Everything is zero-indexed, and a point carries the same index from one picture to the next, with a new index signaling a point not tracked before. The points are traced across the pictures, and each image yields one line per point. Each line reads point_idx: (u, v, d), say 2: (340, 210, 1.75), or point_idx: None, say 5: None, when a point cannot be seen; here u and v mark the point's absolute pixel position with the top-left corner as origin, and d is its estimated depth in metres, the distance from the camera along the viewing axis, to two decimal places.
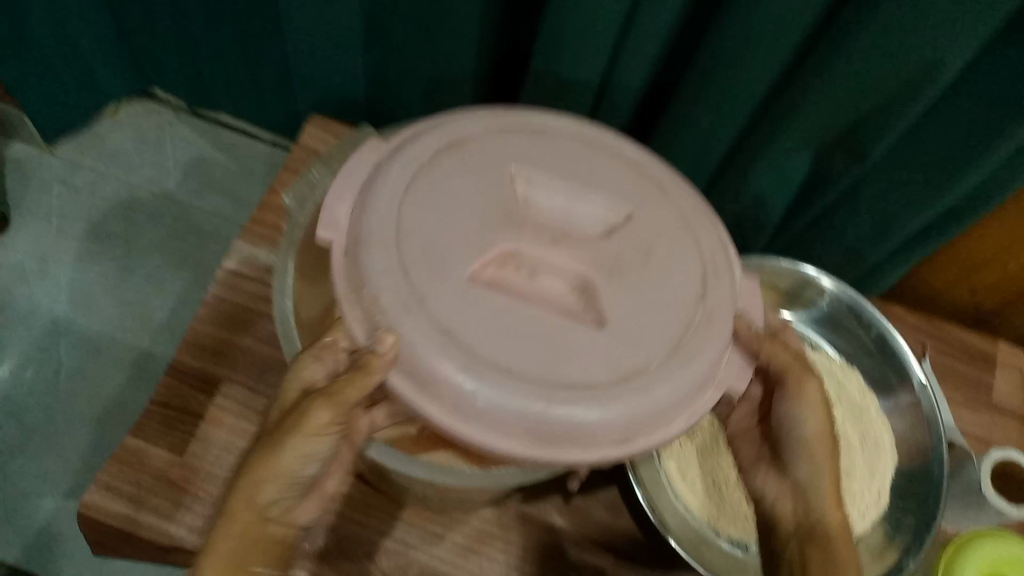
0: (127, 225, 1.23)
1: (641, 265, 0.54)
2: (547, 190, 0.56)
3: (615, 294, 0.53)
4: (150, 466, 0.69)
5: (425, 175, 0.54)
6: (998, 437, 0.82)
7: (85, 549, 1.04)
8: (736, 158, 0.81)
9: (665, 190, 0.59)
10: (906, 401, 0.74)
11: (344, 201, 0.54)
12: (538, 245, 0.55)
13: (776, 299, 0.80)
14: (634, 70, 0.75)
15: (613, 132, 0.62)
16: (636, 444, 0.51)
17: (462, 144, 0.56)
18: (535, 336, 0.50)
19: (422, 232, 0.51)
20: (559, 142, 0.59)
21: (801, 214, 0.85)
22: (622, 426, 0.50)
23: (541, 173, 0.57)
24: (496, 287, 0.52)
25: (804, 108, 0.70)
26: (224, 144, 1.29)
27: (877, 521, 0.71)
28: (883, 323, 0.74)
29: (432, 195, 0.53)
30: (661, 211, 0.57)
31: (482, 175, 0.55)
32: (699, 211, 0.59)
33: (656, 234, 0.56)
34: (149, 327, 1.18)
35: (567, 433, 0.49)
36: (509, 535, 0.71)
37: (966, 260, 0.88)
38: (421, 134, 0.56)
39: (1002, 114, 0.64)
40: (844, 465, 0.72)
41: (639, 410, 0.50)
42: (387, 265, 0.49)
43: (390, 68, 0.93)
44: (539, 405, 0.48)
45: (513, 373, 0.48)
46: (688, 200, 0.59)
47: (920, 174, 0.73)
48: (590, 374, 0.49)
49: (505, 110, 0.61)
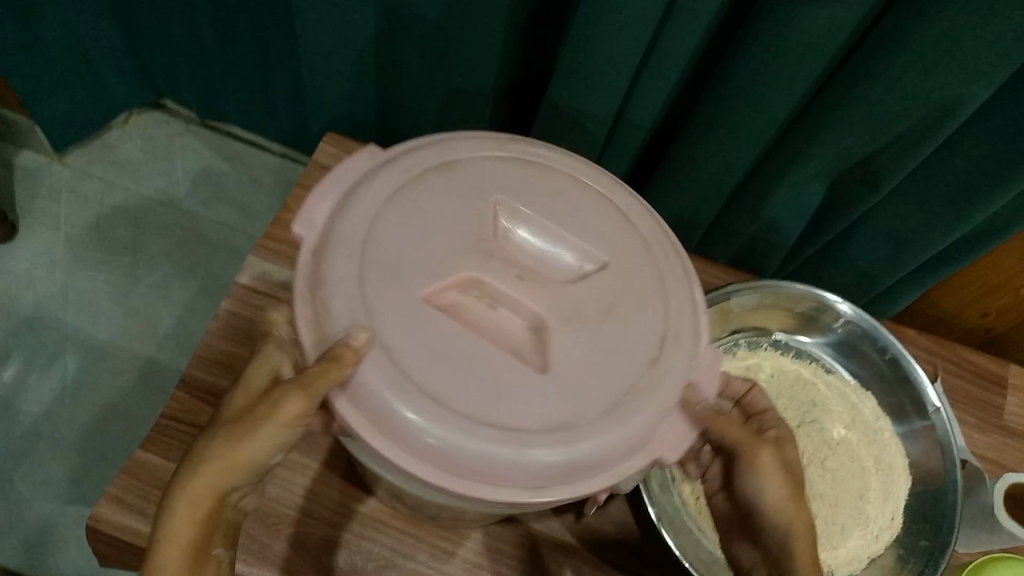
0: (135, 234, 1.22)
1: (602, 314, 0.53)
2: (519, 225, 0.56)
3: (567, 335, 0.52)
4: (161, 480, 0.67)
5: (407, 188, 0.54)
6: (1010, 460, 0.84)
7: (86, 560, 1.01)
8: (752, 183, 0.82)
9: (648, 238, 0.58)
10: (921, 426, 0.76)
11: (326, 202, 0.55)
12: (497, 277, 0.53)
13: (792, 322, 0.82)
14: (656, 98, 0.76)
15: (615, 177, 0.61)
16: (552, 493, 0.49)
17: (454, 165, 0.57)
18: (477, 374, 0.49)
19: (389, 247, 0.52)
20: (552, 176, 0.59)
21: (815, 239, 0.87)
22: (535, 472, 0.48)
23: (517, 204, 0.57)
24: (450, 313, 0.51)
25: (823, 137, 0.71)
26: (233, 155, 1.30)
27: (889, 545, 0.73)
28: (897, 347, 0.75)
29: (410, 210, 0.54)
30: (639, 264, 0.56)
31: (456, 195, 0.55)
32: (679, 269, 0.57)
33: (622, 275, 0.55)
34: (156, 335, 1.16)
35: (483, 472, 0.48)
36: (525, 555, 0.70)
37: (978, 285, 0.90)
38: (421, 147, 0.58)
39: (1012, 160, 0.65)
40: (858, 488, 0.75)
41: (558, 461, 0.48)
42: (349, 274, 0.50)
43: (398, 96, 0.92)
44: (456, 437, 0.47)
45: (438, 403, 0.47)
46: (670, 259, 0.57)
47: (933, 205, 0.74)
48: (517, 419, 0.48)
49: (512, 137, 0.61)
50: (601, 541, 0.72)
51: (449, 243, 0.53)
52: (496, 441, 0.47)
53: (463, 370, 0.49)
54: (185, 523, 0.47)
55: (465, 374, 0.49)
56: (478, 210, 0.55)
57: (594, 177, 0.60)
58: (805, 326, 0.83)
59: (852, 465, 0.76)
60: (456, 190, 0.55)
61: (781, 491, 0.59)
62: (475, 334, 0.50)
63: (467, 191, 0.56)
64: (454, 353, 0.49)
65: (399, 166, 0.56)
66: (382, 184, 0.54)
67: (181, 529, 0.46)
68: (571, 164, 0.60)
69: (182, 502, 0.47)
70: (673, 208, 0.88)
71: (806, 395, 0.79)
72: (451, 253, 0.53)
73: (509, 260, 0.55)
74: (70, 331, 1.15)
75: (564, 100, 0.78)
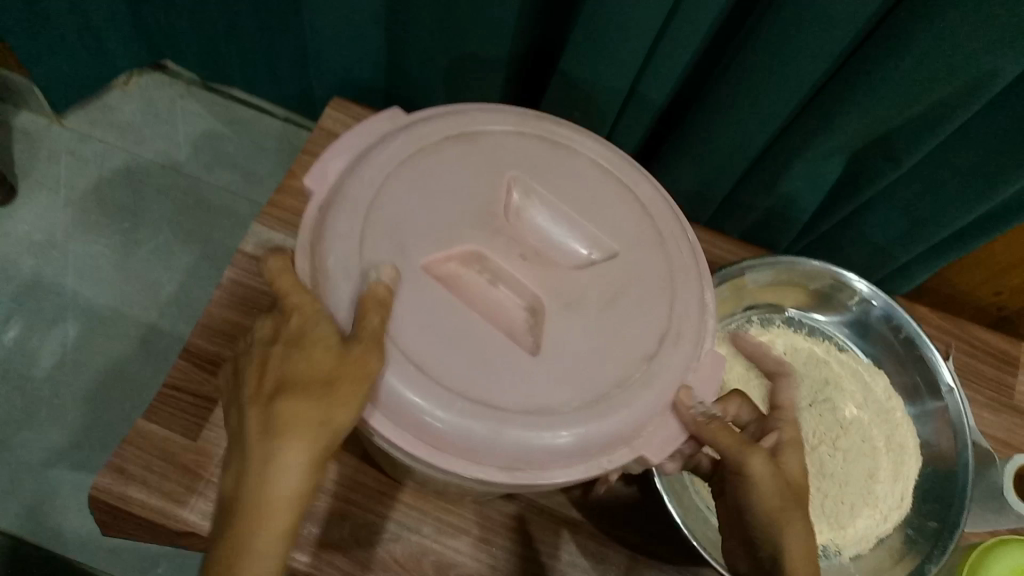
0: (136, 198, 1.21)
1: (602, 300, 0.53)
2: (535, 207, 0.56)
3: (563, 318, 0.51)
4: (163, 450, 0.67)
5: (421, 156, 0.55)
6: (1020, 440, 0.83)
7: (89, 526, 1.01)
8: (768, 156, 0.80)
9: (661, 229, 0.57)
10: (933, 406, 0.75)
11: (338, 160, 0.55)
12: (496, 256, 0.53)
13: (807, 298, 0.81)
14: (673, 69, 0.74)
15: (637, 167, 0.60)
16: (524, 477, 0.49)
17: (471, 137, 0.57)
18: (470, 351, 0.49)
19: (393, 211, 0.52)
20: (568, 160, 0.58)
21: (830, 215, 0.85)
22: (508, 452, 0.48)
23: (532, 183, 0.57)
24: (449, 287, 0.51)
25: (846, 112, 0.69)
26: (236, 119, 1.28)
27: (898, 524, 0.72)
28: (913, 327, 0.73)
29: (420, 178, 0.54)
30: (648, 258, 0.55)
31: (465, 166, 0.55)
32: (688, 268, 0.56)
33: (625, 263, 0.54)
34: (157, 301, 1.15)
35: (457, 447, 0.48)
36: (525, 528, 0.70)
37: (993, 264, 0.89)
38: (444, 113, 0.58)
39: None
40: (868, 468, 0.75)
41: (534, 446, 0.48)
42: (355, 233, 0.50)
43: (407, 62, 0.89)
44: (435, 409, 0.47)
45: (424, 373, 0.47)
46: (682, 255, 0.56)
47: (951, 185, 0.73)
48: (500, 396, 0.48)
49: (535, 114, 0.61)
50: (604, 516, 0.72)
51: (453, 218, 0.53)
52: (472, 417, 0.47)
53: (456, 345, 0.49)
54: (274, 508, 0.43)
55: (456, 350, 0.49)
56: (484, 184, 0.55)
57: (612, 160, 0.60)
58: (821, 304, 0.82)
59: (863, 444, 0.76)
60: (464, 161, 0.55)
61: (773, 504, 0.56)
62: (473, 313, 0.50)
63: (477, 164, 0.56)
64: (448, 328, 0.49)
65: (418, 128, 0.56)
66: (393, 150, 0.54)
67: (269, 517, 0.43)
68: (592, 147, 0.60)
69: (269, 488, 0.42)
70: (685, 180, 0.86)
71: (818, 373, 0.79)
72: (452, 227, 0.53)
73: (508, 235, 0.54)
74: (71, 297, 1.13)
75: (577, 68, 0.76)
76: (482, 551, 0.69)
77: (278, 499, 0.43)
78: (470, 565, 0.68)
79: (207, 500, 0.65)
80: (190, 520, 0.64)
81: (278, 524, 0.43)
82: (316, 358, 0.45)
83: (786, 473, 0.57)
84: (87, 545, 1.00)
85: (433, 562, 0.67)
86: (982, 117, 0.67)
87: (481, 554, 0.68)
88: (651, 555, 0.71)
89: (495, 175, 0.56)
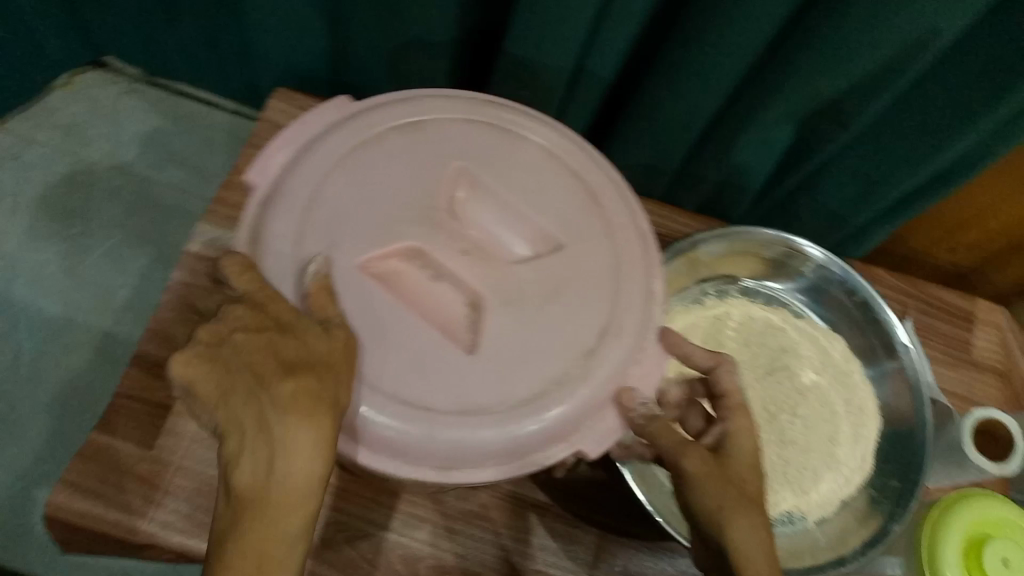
0: (84, 202, 1.18)
1: (544, 295, 0.53)
2: (477, 202, 0.56)
3: (504, 314, 0.52)
4: (116, 462, 0.66)
5: (366, 149, 0.54)
6: (979, 394, 0.84)
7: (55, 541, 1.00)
8: (719, 128, 0.79)
9: (612, 220, 0.57)
10: (891, 368, 0.76)
11: (281, 154, 0.55)
12: (440, 252, 0.53)
13: (762, 265, 0.81)
14: (616, 46, 0.73)
15: (589, 151, 0.59)
16: (458, 475, 0.51)
17: (417, 127, 0.56)
18: (404, 353, 0.49)
19: (332, 208, 0.52)
20: (516, 149, 0.58)
21: (783, 182, 0.85)
22: (440, 454, 0.49)
23: (478, 175, 0.56)
24: (386, 287, 0.51)
25: (793, 79, 0.68)
26: (183, 113, 1.25)
27: (861, 485, 0.73)
28: (867, 289, 0.75)
29: (364, 173, 0.53)
30: (593, 250, 0.55)
31: (408, 158, 0.55)
32: (636, 258, 0.56)
33: (570, 255, 0.55)
34: (112, 306, 1.13)
35: (390, 448, 0.49)
36: (491, 514, 0.71)
37: (948, 222, 0.90)
38: (390, 102, 0.57)
39: (981, 106, 0.65)
40: (830, 431, 0.75)
41: (461, 446, 0.49)
42: (297, 232, 0.51)
43: (350, 50, 0.87)
44: (372, 413, 0.48)
45: (362, 377, 0.48)
46: (632, 247, 0.56)
47: (904, 145, 0.73)
48: (435, 399, 0.49)
49: (487, 98, 0.60)
50: (569, 495, 0.73)
51: (396, 215, 0.53)
52: (406, 421, 0.48)
53: (395, 347, 0.50)
54: (295, 493, 0.43)
55: (395, 354, 0.49)
56: (426, 177, 0.55)
57: (564, 144, 0.59)
58: (776, 272, 0.82)
59: (823, 410, 0.76)
60: (407, 154, 0.55)
61: (715, 497, 0.53)
62: (410, 313, 0.51)
63: (421, 157, 0.55)
64: (388, 330, 0.50)
65: (366, 117, 0.56)
66: (335, 145, 0.54)
67: (291, 503, 0.43)
68: (543, 131, 0.59)
69: (294, 473, 0.42)
70: (638, 155, 0.86)
71: (775, 341, 0.78)
72: (393, 225, 0.53)
73: (450, 231, 0.54)
74: (23, 306, 1.11)
75: (522, 47, 0.75)
76: (449, 541, 0.69)
77: (301, 483, 0.43)
78: (436, 556, 0.68)
79: (166, 509, 0.65)
80: (150, 530, 0.65)
81: (303, 508, 0.43)
82: (312, 346, 0.46)
83: (729, 465, 0.55)
84: (54, 559, 0.99)
85: (401, 555, 0.67)
86: (928, 81, 0.67)
87: (447, 545, 0.68)
88: (617, 531, 0.72)
89: (438, 167, 0.55)
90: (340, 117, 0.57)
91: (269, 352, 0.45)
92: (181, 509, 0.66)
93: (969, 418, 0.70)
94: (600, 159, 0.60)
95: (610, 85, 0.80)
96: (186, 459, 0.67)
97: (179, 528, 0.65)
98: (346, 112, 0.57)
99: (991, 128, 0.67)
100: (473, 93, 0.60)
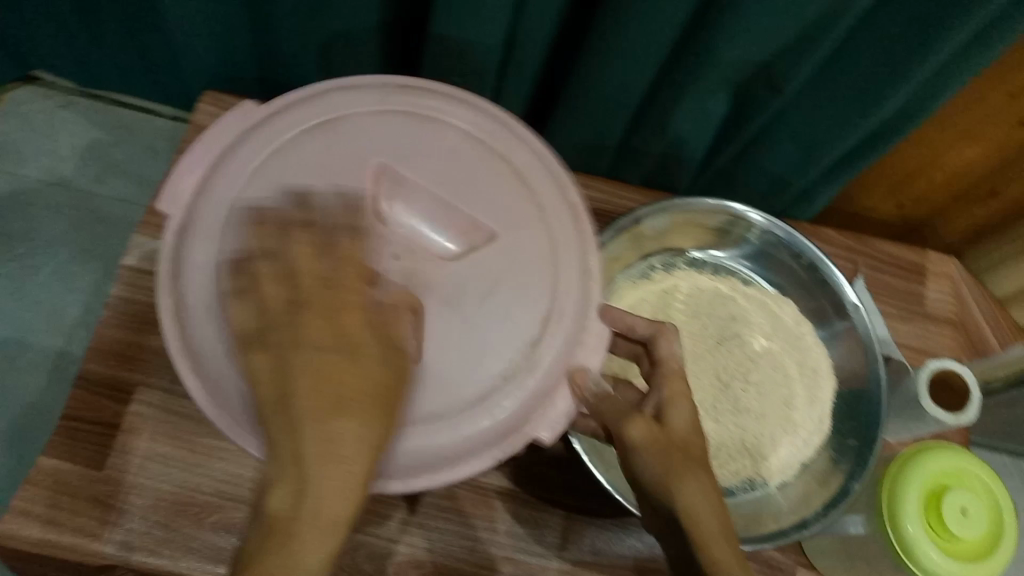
0: (26, 220, 1.15)
1: (478, 289, 0.54)
2: (403, 199, 0.55)
3: (446, 315, 0.53)
4: (66, 485, 0.65)
5: (282, 157, 0.55)
6: (934, 346, 0.85)
7: None
8: (654, 102, 0.79)
9: (544, 202, 0.58)
10: (843, 328, 0.78)
11: (192, 174, 0.56)
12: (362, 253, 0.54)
13: (707, 236, 0.81)
14: (543, 27, 0.71)
15: (513, 129, 0.59)
16: (418, 484, 0.53)
17: (333, 126, 0.56)
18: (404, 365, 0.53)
19: (253, 224, 0.53)
20: (438, 136, 0.58)
21: (724, 150, 0.85)
22: (421, 458, 0.53)
23: (401, 168, 0.56)
24: None
25: (720, 48, 0.67)
26: (120, 122, 1.21)
27: (821, 445, 0.77)
28: (814, 251, 0.75)
29: (281, 179, 0.54)
30: (526, 235, 0.56)
31: (321, 162, 0.55)
32: (569, 239, 0.58)
33: (504, 244, 0.56)
34: (63, 325, 1.11)
35: None
36: (454, 505, 0.70)
37: (893, 177, 0.90)
38: (303, 104, 0.57)
39: (909, 59, 0.65)
40: (786, 396, 0.77)
41: (415, 447, 0.52)
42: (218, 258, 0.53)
43: (277, 47, 0.85)
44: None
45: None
46: (563, 228, 0.58)
47: (838, 105, 0.73)
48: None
49: (402, 82, 0.59)
50: (533, 479, 0.72)
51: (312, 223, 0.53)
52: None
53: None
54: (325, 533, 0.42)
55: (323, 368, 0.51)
56: (345, 177, 0.54)
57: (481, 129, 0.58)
58: (720, 241, 0.83)
59: (776, 375, 0.78)
60: (321, 157, 0.55)
61: (660, 463, 0.55)
62: None
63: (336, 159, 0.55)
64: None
65: (275, 125, 0.56)
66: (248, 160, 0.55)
67: (316, 538, 0.42)
68: (463, 115, 0.59)
69: (324, 509, 0.42)
70: (580, 133, 0.85)
71: (725, 310, 0.80)
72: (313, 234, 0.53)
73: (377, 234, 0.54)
74: None
75: (449, 34, 0.73)
76: (412, 535, 0.68)
77: (328, 522, 0.42)
78: (401, 551, 0.68)
79: (122, 529, 0.64)
80: (107, 552, 0.64)
81: (331, 544, 0.42)
82: (373, 377, 0.46)
83: (674, 430, 0.56)
84: None
85: (365, 553, 0.67)
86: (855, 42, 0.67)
87: (411, 538, 0.68)
88: (584, 510, 0.72)
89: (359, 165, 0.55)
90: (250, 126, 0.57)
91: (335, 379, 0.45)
92: (138, 529, 0.65)
93: (924, 370, 0.71)
94: (525, 134, 0.60)
95: (542, 65, 0.79)
96: (139, 476, 0.66)
97: (136, 547, 0.64)
98: (257, 119, 0.57)
99: (920, 81, 0.67)
100: (387, 79, 0.59)
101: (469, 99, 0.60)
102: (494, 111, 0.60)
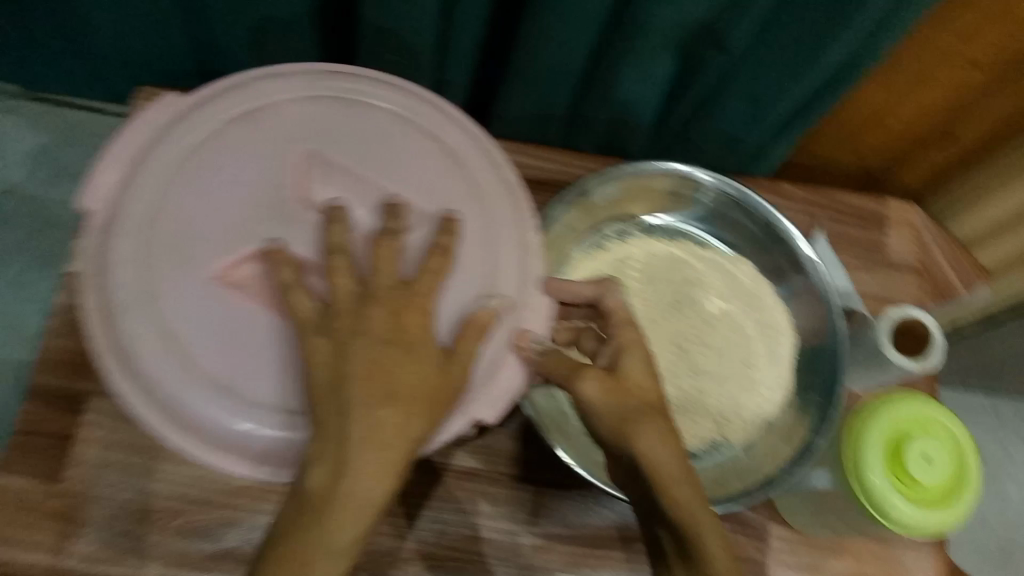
0: None
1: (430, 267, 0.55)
2: (326, 183, 0.56)
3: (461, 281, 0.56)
4: (24, 500, 0.64)
5: (200, 150, 0.55)
6: (898, 294, 0.85)
7: None
8: (599, 70, 0.77)
9: (482, 185, 0.59)
10: (803, 286, 0.77)
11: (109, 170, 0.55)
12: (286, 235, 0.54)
13: (656, 202, 0.81)
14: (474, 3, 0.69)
15: (447, 110, 0.61)
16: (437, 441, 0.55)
17: (258, 117, 0.57)
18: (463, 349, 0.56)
19: (179, 218, 0.54)
20: (370, 121, 0.58)
21: (675, 112, 0.84)
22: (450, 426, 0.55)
23: (338, 157, 0.57)
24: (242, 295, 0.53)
25: (658, 11, 0.66)
26: (66, 123, 1.18)
27: (785, 404, 0.76)
28: (768, 209, 0.74)
29: (205, 175, 0.55)
30: (470, 219, 0.57)
31: (243, 150, 0.55)
32: (512, 218, 0.59)
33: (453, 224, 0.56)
34: (25, 335, 1.11)
35: (280, 458, 0.53)
36: (420, 490, 0.70)
37: (850, 127, 0.89)
38: (224, 96, 0.57)
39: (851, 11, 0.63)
40: (746, 356, 0.77)
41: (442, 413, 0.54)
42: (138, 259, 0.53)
43: (209, 39, 0.83)
44: (245, 421, 0.52)
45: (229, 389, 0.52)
46: (505, 207, 0.59)
47: (785, 59, 0.72)
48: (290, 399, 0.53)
49: (323, 71, 0.60)
50: (498, 458, 0.71)
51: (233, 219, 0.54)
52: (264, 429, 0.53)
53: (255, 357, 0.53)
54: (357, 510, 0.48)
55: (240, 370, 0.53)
56: (269, 163, 0.55)
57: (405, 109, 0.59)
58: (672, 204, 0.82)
59: (736, 336, 0.77)
60: (244, 145, 0.56)
61: (615, 413, 0.56)
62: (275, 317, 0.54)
63: (258, 146, 0.56)
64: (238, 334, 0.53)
65: (191, 117, 0.56)
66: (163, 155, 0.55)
67: (346, 519, 0.48)
68: (393, 100, 0.60)
69: (357, 491, 0.48)
70: (527, 105, 0.83)
71: (681, 273, 0.79)
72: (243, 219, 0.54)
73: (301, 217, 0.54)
74: None
75: (380, 14, 0.71)
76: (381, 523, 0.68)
77: (359, 503, 0.48)
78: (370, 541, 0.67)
79: (84, 540, 0.64)
80: (71, 565, 0.63)
81: (357, 529, 0.48)
82: (428, 377, 0.51)
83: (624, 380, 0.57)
84: None
85: None
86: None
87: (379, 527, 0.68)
88: (551, 484, 0.71)
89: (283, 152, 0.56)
90: (167, 117, 0.57)
91: (388, 378, 0.50)
92: (99, 542, 0.64)
93: (885, 319, 0.72)
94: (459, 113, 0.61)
95: (481, 41, 0.77)
96: (97, 485, 0.65)
97: (101, 556, 0.63)
98: (179, 111, 0.57)
99: (861, 33, 0.65)
100: (307, 67, 0.60)
101: (407, 88, 0.60)
102: (422, 93, 0.60)
